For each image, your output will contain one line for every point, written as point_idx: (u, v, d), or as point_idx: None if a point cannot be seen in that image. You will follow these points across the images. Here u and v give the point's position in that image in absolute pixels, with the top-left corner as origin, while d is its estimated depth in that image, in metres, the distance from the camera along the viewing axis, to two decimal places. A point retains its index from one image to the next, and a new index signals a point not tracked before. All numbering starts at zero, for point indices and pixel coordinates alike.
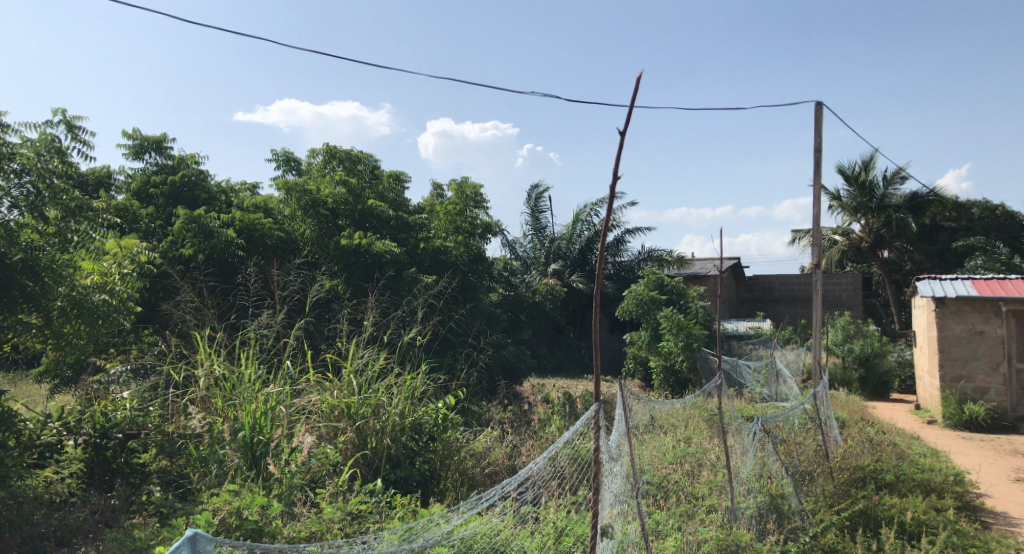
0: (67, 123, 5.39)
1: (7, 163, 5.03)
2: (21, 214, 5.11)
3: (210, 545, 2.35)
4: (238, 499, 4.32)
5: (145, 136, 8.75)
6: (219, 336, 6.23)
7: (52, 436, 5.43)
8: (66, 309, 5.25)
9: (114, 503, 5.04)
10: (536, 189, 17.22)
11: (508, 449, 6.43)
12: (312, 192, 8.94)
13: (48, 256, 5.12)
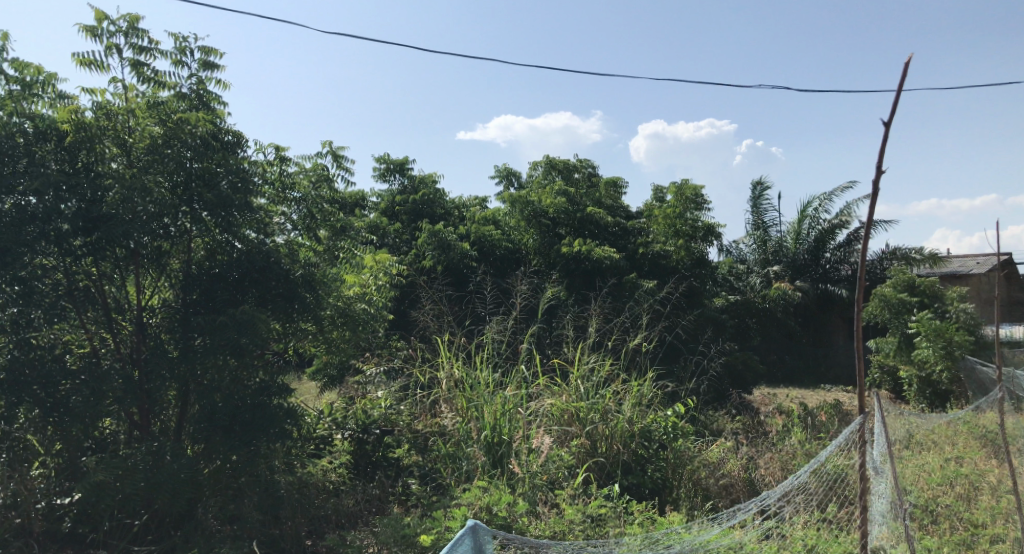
0: (334, 154, 6.12)
1: (289, 192, 5.82)
2: (301, 235, 5.87)
3: (488, 535, 2.50)
4: (487, 495, 4.55)
5: (391, 160, 9.67)
6: (458, 341, 6.65)
7: (325, 430, 6.19)
8: (336, 317, 5.93)
9: (377, 493, 5.56)
10: (758, 187, 16.41)
11: (745, 461, 6.09)
12: (534, 203, 9.24)
13: (320, 270, 5.76)
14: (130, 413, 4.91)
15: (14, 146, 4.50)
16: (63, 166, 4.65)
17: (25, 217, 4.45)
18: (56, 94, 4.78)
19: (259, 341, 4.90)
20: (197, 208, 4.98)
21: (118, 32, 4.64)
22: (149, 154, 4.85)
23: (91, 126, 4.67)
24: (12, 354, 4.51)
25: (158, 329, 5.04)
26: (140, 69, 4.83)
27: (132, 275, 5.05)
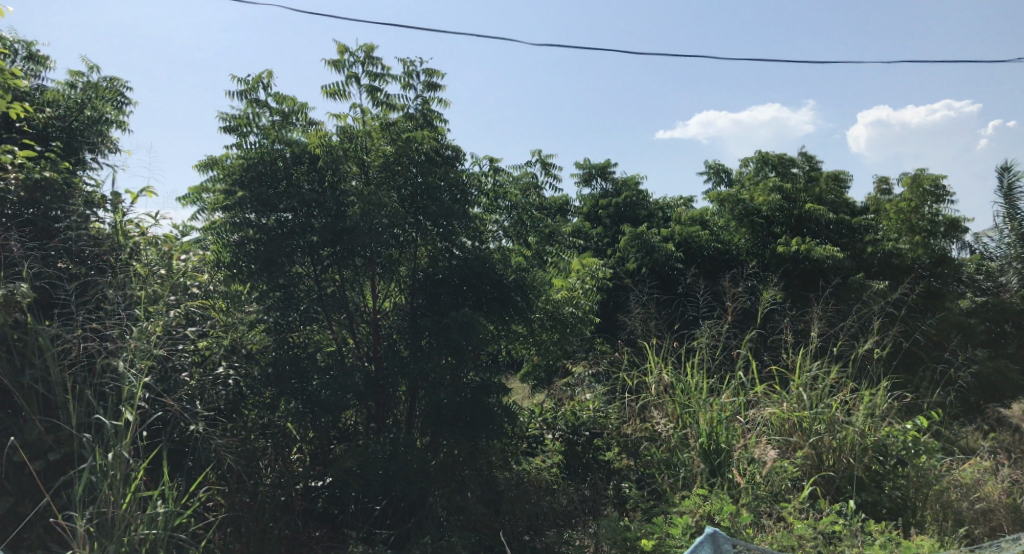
0: (542, 162, 6.29)
1: (501, 201, 5.97)
2: (511, 242, 5.94)
3: (729, 543, 2.41)
4: (708, 504, 4.40)
5: (593, 164, 9.78)
6: (668, 345, 6.53)
7: (536, 429, 6.34)
8: (545, 320, 6.08)
9: (589, 494, 5.60)
10: (1009, 173, 14.40)
11: (1007, 486, 5.34)
12: (746, 201, 8.92)
13: (531, 275, 5.85)
14: (369, 407, 5.34)
15: (275, 169, 5.12)
16: (312, 186, 5.21)
17: (284, 232, 5.08)
18: (307, 121, 5.36)
19: (480, 342, 5.16)
20: (421, 219, 5.36)
21: (358, 62, 5.15)
22: (382, 172, 5.30)
23: (335, 148, 5.23)
24: (275, 350, 5.17)
25: (390, 330, 5.48)
26: (374, 95, 5.31)
27: (364, 283, 5.51)
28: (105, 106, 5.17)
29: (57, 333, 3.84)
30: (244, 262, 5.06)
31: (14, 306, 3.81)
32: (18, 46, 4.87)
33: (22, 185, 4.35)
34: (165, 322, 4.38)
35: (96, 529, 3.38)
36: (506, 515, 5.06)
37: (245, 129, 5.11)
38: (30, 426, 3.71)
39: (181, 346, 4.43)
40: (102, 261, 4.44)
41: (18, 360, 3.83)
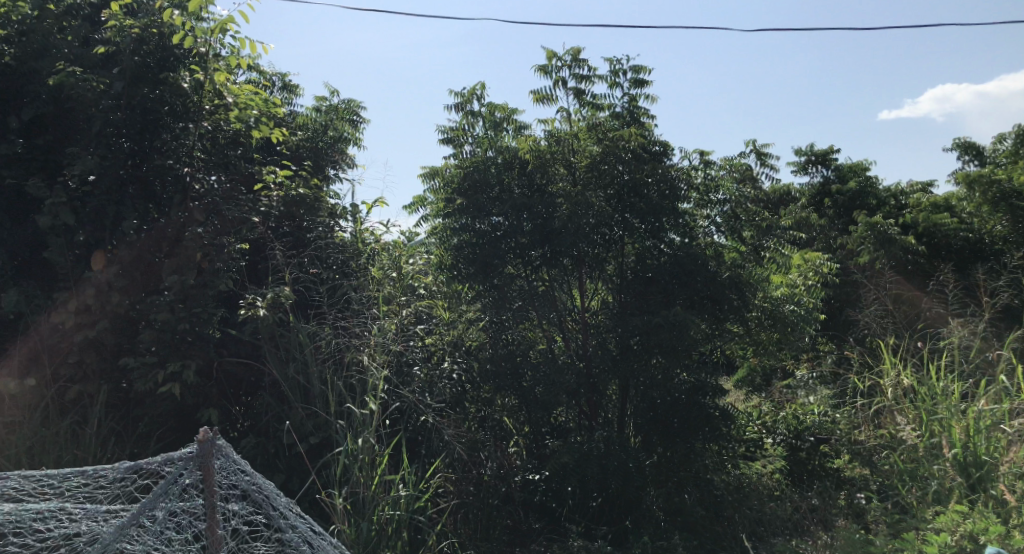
0: (758, 152, 5.98)
1: (714, 195, 5.49)
2: (725, 238, 5.52)
3: None
4: (971, 522, 3.88)
5: (813, 151, 9.20)
6: (908, 346, 5.91)
7: (756, 433, 6.00)
8: (762, 318, 5.61)
9: (818, 502, 5.23)
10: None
11: None
12: (1003, 182, 7.86)
13: (747, 272, 5.43)
14: (580, 405, 5.24)
15: (488, 176, 5.24)
16: (523, 190, 5.22)
17: (498, 235, 5.26)
18: (517, 128, 5.42)
19: (692, 342, 4.93)
20: (629, 217, 5.16)
21: (565, 66, 5.22)
22: (588, 172, 5.08)
23: (545, 153, 5.14)
24: (491, 348, 5.25)
25: (599, 329, 5.26)
26: (581, 97, 5.29)
27: (572, 283, 5.40)
28: (345, 127, 5.80)
29: (314, 330, 4.35)
30: (463, 265, 5.33)
31: (279, 306, 4.34)
32: (275, 78, 5.55)
33: (280, 200, 4.91)
34: (399, 321, 4.80)
35: (351, 507, 3.70)
36: (723, 520, 5.00)
37: (461, 140, 5.38)
38: (295, 412, 4.20)
39: (413, 342, 4.77)
40: (347, 267, 4.94)
41: (284, 354, 4.35)
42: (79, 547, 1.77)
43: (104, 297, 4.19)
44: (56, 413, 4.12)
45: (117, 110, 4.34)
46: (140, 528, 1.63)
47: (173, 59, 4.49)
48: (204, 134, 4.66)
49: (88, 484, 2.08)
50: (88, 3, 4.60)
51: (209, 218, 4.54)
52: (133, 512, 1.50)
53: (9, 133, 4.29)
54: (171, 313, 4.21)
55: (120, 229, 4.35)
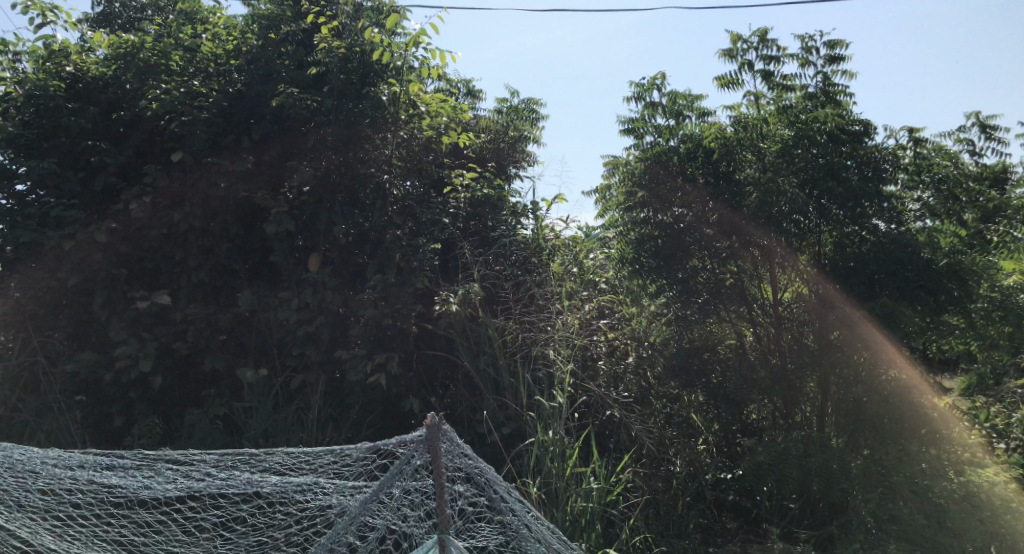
0: (981, 125, 5.33)
1: (926, 174, 4.80)
2: (940, 222, 4.82)
3: None
4: None
5: None
6: None
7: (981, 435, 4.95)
8: (990, 312, 4.73)
9: None
10: None
11: None
12: None
13: (971, 258, 4.67)
14: (774, 401, 4.75)
15: (670, 166, 4.90)
16: (708, 178, 4.87)
17: (681, 227, 4.86)
18: (700, 115, 4.98)
19: (902, 337, 4.42)
20: (826, 203, 4.56)
21: (751, 48, 4.98)
22: (778, 158, 4.61)
23: (731, 140, 4.76)
24: (676, 342, 4.89)
25: (797, 322, 4.85)
26: (770, 78, 4.93)
27: (764, 274, 4.90)
28: (524, 125, 5.95)
29: (502, 325, 4.51)
30: (645, 258, 4.90)
31: (471, 301, 4.54)
32: (461, 84, 5.82)
33: (467, 201, 5.18)
34: (581, 315, 4.85)
35: (545, 497, 3.78)
36: (951, 534, 3.79)
37: (642, 130, 5.04)
38: (487, 403, 4.37)
39: (596, 336, 4.80)
40: (529, 264, 5.04)
41: (476, 348, 4.54)
42: (332, 517, 1.96)
43: (320, 295, 4.68)
44: (284, 400, 4.59)
45: (327, 125, 4.78)
46: (381, 505, 1.77)
47: (373, 74, 4.84)
48: (400, 143, 4.91)
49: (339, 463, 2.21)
50: (302, 28, 5.05)
51: (404, 220, 4.92)
52: (373, 489, 1.65)
53: (241, 152, 4.86)
54: (377, 309, 4.58)
55: (331, 233, 4.80)
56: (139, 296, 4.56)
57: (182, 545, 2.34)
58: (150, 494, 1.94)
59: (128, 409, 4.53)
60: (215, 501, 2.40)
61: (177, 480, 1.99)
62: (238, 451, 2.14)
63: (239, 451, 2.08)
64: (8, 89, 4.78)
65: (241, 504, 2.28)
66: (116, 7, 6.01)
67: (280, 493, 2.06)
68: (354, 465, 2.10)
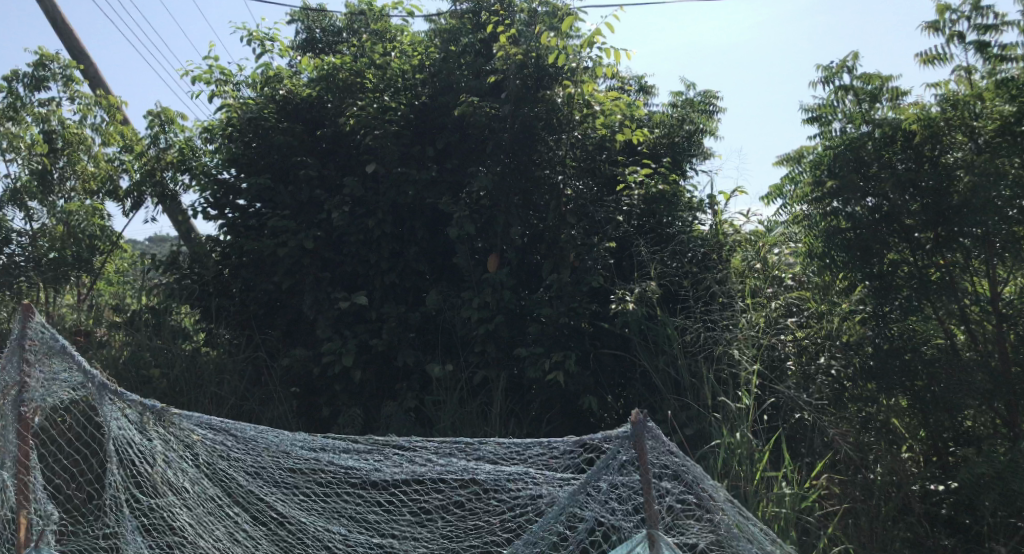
0: None
1: None
2: None
3: None
4: None
5: None
6: None
7: None
8: None
9: None
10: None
11: None
12: None
13: None
14: (995, 407, 4.04)
15: (862, 154, 4.26)
16: (908, 164, 4.18)
17: (878, 218, 4.23)
18: (898, 97, 4.30)
19: None
20: None
21: (961, 18, 4.49)
22: (999, 137, 3.99)
23: (936, 120, 4.10)
24: (874, 340, 4.31)
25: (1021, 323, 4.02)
26: (985, 51, 4.42)
27: (982, 264, 4.12)
28: (700, 118, 5.64)
29: (682, 323, 4.41)
30: (836, 253, 4.39)
31: (648, 300, 4.49)
32: (632, 82, 5.78)
33: (641, 198, 5.06)
34: (766, 313, 4.63)
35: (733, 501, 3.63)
36: None
37: (829, 117, 4.43)
38: (667, 403, 4.29)
39: (783, 334, 4.56)
40: (707, 261, 4.85)
41: (654, 347, 4.48)
42: (543, 507, 2.08)
43: (499, 295, 4.80)
44: (469, 394, 4.78)
45: (504, 131, 4.91)
46: (588, 496, 1.95)
47: (547, 78, 4.93)
48: (574, 143, 5.05)
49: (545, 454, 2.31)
50: (480, 38, 5.29)
51: (579, 219, 4.90)
52: (582, 481, 1.87)
53: (426, 161, 5.14)
54: (554, 308, 4.67)
55: (509, 235, 4.96)
56: (340, 297, 4.99)
57: (407, 524, 2.54)
58: (382, 476, 2.15)
59: (333, 400, 4.97)
60: (434, 486, 2.58)
61: (403, 464, 2.18)
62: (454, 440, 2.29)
63: (454, 440, 2.23)
64: (233, 113, 5.46)
65: (458, 489, 2.44)
66: (315, 33, 6.57)
67: (493, 482, 2.21)
68: (562, 458, 2.20)
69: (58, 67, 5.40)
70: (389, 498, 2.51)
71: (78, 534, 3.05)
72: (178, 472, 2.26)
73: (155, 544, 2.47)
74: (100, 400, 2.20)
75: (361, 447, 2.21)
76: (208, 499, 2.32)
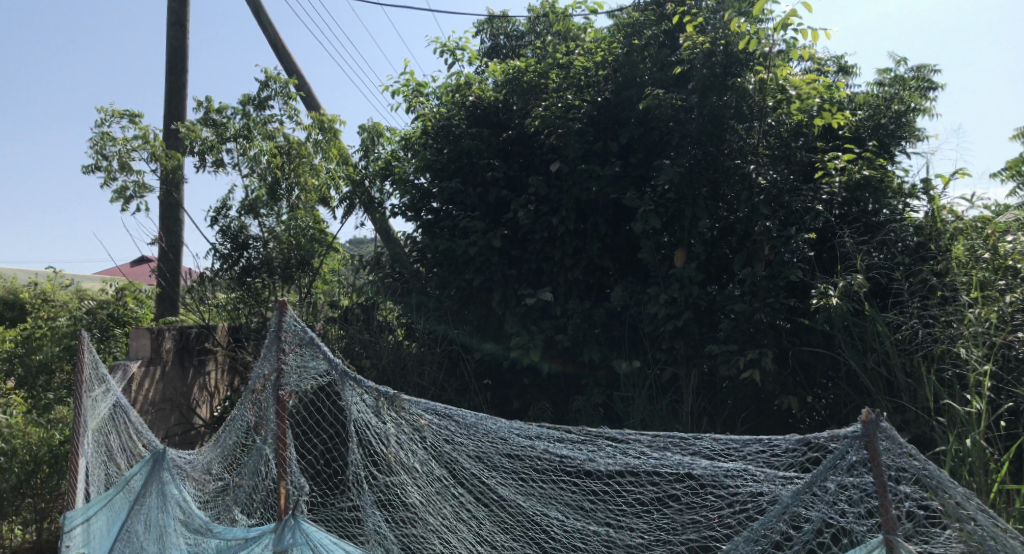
0: None
1: None
2: None
3: None
4: None
5: None
6: None
7: None
8: None
9: None
10: None
11: None
12: None
13: None
14: None
15: None
16: None
17: None
18: None
19: None
20: None
21: None
22: None
23: None
24: None
25: None
26: None
27: None
28: (911, 96, 5.17)
29: (895, 319, 4.06)
30: None
31: (854, 295, 4.18)
32: (831, 62, 5.41)
33: (844, 185, 4.71)
34: (1000, 309, 3.80)
35: None
36: None
37: None
38: (880, 405, 3.96)
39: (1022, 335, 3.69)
40: (923, 251, 4.37)
41: (861, 345, 4.16)
42: (765, 505, 2.06)
43: (687, 290, 4.69)
44: (658, 391, 4.72)
45: (691, 122, 4.81)
46: (813, 497, 1.94)
47: (738, 64, 4.73)
48: (767, 130, 4.80)
49: (765, 452, 2.26)
50: (664, 30, 5.22)
51: (773, 209, 4.66)
52: (808, 480, 1.87)
53: (610, 157, 5.16)
54: (748, 304, 4.49)
55: (697, 229, 4.83)
56: (527, 293, 5.15)
57: (622, 514, 2.58)
58: (598, 466, 2.22)
59: (522, 393, 5.29)
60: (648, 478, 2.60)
61: (618, 456, 2.23)
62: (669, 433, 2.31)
63: (669, 434, 2.25)
64: (428, 121, 5.82)
65: (672, 483, 2.46)
66: (501, 39, 6.83)
67: (710, 477, 2.21)
68: (784, 456, 2.16)
69: (278, 86, 6.05)
70: (603, 488, 2.57)
71: (322, 505, 3.42)
72: (409, 453, 2.45)
73: (391, 519, 2.70)
74: (343, 385, 2.47)
75: (575, 436, 2.29)
76: (436, 479, 2.50)
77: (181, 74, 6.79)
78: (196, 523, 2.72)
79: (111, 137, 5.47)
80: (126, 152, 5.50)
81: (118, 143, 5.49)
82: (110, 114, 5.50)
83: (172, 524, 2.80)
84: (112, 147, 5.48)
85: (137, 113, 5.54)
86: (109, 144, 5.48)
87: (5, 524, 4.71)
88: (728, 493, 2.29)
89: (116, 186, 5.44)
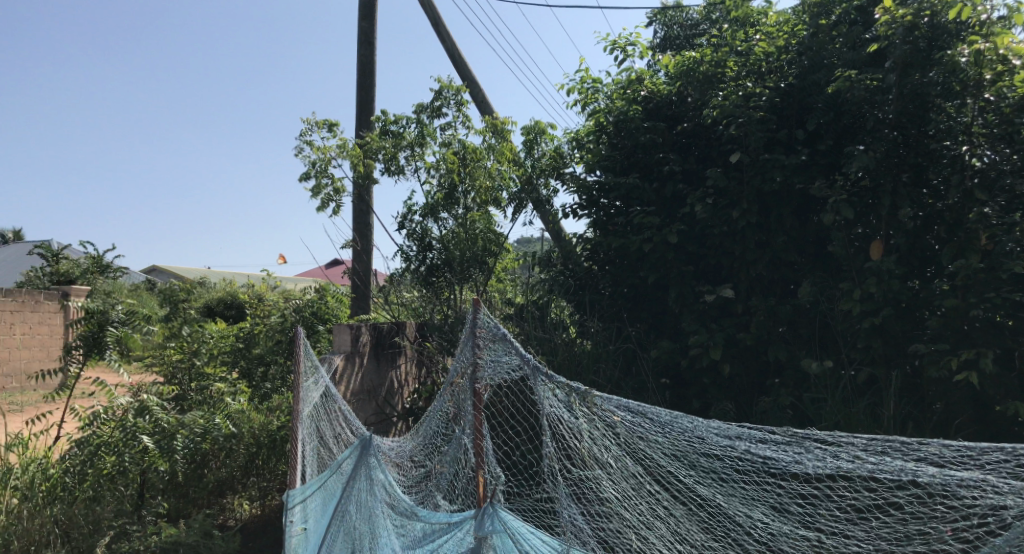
0: None
1: None
2: None
3: None
4: None
5: None
6: None
7: None
8: None
9: None
10: None
11: None
12: None
13: None
14: None
15: None
16: None
17: None
18: None
19: None
20: None
21: None
22: None
23: None
24: None
25: None
26: None
27: None
28: None
29: None
30: None
31: None
32: None
33: None
34: None
35: None
36: None
37: None
38: None
39: None
40: None
41: None
42: (1010, 518, 1.88)
43: (886, 285, 4.31)
44: (854, 393, 4.40)
45: (889, 103, 4.47)
46: None
47: (946, 35, 4.35)
48: (986, 107, 4.25)
49: (1004, 460, 2.06)
50: (856, 7, 4.97)
51: (991, 194, 4.19)
52: None
53: (796, 145, 4.87)
54: (962, 299, 4.05)
55: (898, 218, 4.44)
56: (707, 290, 4.99)
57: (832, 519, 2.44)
58: (806, 469, 2.12)
59: (702, 393, 5.01)
60: (862, 484, 2.44)
61: (828, 459, 2.12)
62: (887, 437, 2.16)
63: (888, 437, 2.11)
64: (600, 119, 5.83)
65: (892, 489, 2.29)
66: (675, 31, 6.76)
67: (938, 486, 2.04)
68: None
69: (449, 93, 6.34)
70: (811, 492, 2.44)
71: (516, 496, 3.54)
72: (603, 448, 2.47)
73: (586, 513, 2.73)
74: (535, 380, 2.53)
75: (780, 437, 2.21)
76: (631, 476, 2.49)
77: (369, 89, 7.30)
78: (401, 506, 2.90)
79: (314, 146, 6.00)
80: (327, 160, 6.00)
81: (320, 151, 6.00)
82: (313, 124, 6.02)
83: (379, 506, 3.02)
84: (316, 154, 6.01)
85: (335, 123, 6.02)
86: (313, 152, 6.01)
87: (236, 497, 5.38)
88: (961, 503, 2.10)
89: (320, 190, 5.96)
